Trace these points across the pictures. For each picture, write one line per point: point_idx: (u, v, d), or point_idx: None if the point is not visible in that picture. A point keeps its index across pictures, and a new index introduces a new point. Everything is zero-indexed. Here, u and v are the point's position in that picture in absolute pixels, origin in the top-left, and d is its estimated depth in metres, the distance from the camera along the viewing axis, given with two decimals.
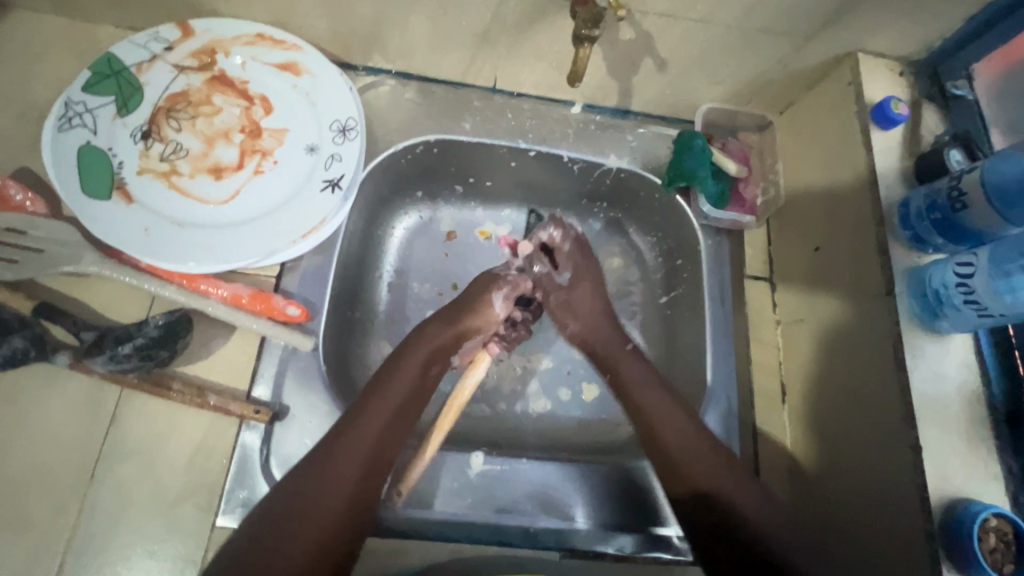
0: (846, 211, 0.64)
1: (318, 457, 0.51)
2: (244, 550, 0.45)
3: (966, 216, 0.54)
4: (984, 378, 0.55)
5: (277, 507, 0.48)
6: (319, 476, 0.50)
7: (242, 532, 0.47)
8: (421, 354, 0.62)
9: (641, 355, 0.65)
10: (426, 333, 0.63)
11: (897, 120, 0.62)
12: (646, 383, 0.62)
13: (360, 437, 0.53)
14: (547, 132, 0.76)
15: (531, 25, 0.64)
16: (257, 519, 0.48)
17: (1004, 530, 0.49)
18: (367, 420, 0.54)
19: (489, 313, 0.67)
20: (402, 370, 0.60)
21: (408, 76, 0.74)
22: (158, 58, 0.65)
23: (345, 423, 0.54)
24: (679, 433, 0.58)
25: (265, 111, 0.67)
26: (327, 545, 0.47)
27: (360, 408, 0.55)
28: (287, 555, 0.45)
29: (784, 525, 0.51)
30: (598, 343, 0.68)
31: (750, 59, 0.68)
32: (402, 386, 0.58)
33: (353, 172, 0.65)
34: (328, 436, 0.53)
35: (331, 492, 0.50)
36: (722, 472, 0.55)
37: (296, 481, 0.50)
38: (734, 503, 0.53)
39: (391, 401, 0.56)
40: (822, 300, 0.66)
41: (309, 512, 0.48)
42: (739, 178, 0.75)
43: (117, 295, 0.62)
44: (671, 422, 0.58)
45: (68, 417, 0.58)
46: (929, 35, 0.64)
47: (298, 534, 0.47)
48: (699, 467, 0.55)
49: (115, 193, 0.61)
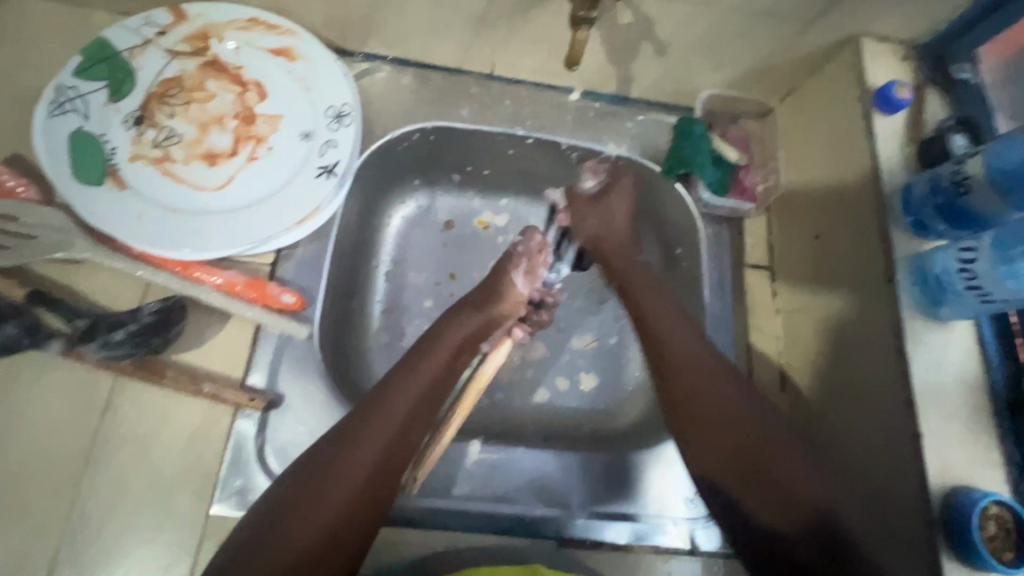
0: (848, 197, 0.63)
1: (332, 445, 0.50)
2: (249, 537, 0.46)
3: (970, 201, 0.53)
4: (986, 365, 0.54)
5: (287, 494, 0.47)
6: (331, 466, 0.49)
7: (260, 510, 0.47)
8: (449, 344, 0.60)
9: (676, 306, 0.62)
10: (451, 325, 0.61)
11: (900, 105, 0.61)
12: (682, 339, 0.59)
13: (382, 422, 0.52)
14: (545, 119, 0.75)
15: (528, 8, 0.63)
16: (267, 505, 0.47)
17: (1004, 518, 0.49)
18: (386, 412, 0.52)
19: (515, 294, 0.65)
20: (429, 359, 0.58)
21: (404, 63, 0.73)
22: (151, 43, 0.65)
23: (365, 413, 0.52)
24: (712, 383, 0.57)
25: (260, 97, 0.66)
26: (334, 538, 0.47)
27: (381, 397, 0.53)
28: (291, 546, 0.45)
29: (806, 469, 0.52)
30: (611, 242, 0.68)
31: (751, 44, 0.67)
32: (425, 376, 0.56)
33: (348, 159, 0.65)
34: (343, 424, 0.52)
35: (348, 474, 0.49)
36: (743, 414, 0.55)
37: (308, 470, 0.49)
38: (773, 461, 0.52)
39: (413, 390, 0.55)
40: (822, 289, 0.65)
41: (317, 504, 0.47)
42: (740, 166, 0.74)
43: (110, 283, 0.62)
44: (708, 383, 0.57)
45: (62, 405, 0.58)
46: (932, 18, 0.63)
47: (305, 525, 0.46)
48: (732, 425, 0.55)
49: (108, 180, 0.61)
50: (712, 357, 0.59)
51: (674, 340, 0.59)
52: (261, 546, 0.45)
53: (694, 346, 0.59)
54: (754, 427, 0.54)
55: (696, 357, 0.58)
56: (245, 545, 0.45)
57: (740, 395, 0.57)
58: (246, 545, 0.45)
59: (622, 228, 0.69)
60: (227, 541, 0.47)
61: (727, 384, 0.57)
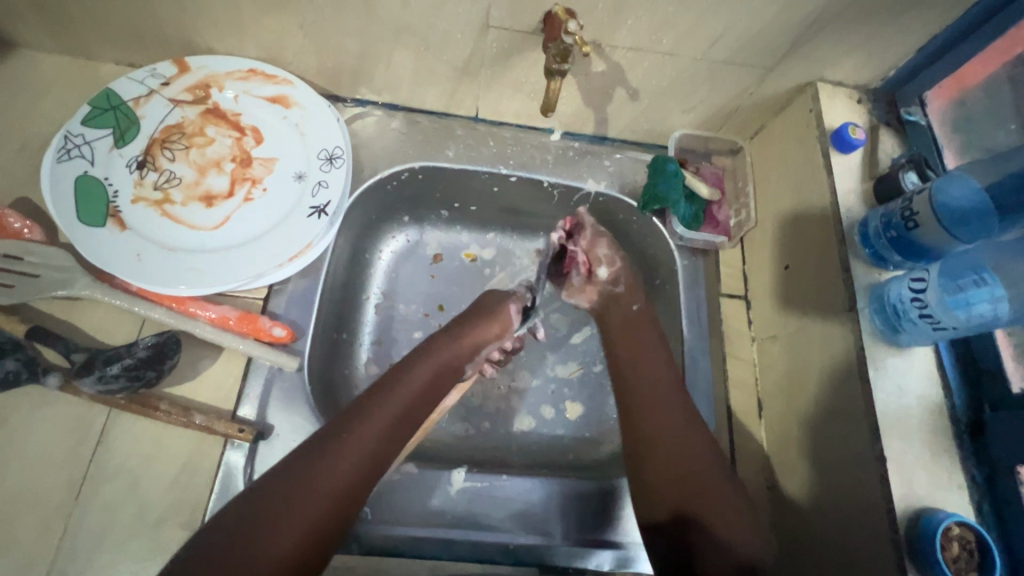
0: (812, 230, 0.67)
1: (305, 457, 0.51)
2: (216, 542, 0.46)
3: (920, 234, 0.57)
4: (946, 390, 0.57)
5: (260, 501, 0.48)
6: (310, 474, 0.50)
7: (228, 515, 0.48)
8: (431, 364, 0.62)
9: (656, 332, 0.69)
10: (435, 351, 0.63)
11: (855, 145, 0.66)
12: (655, 359, 0.65)
13: (365, 433, 0.54)
14: (528, 158, 0.80)
15: (507, 60, 0.68)
16: (238, 510, 0.48)
17: (968, 538, 0.50)
18: (362, 429, 0.54)
19: (506, 322, 0.68)
20: (414, 375, 0.60)
21: (393, 108, 0.78)
22: (155, 93, 0.69)
23: (341, 430, 0.54)
24: (686, 435, 0.59)
25: (256, 142, 0.71)
26: (315, 538, 0.48)
27: (359, 415, 0.55)
28: (262, 556, 0.45)
29: (740, 514, 0.55)
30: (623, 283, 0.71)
31: (716, 90, 0.72)
32: (404, 397, 0.58)
33: (339, 199, 0.68)
34: (322, 433, 0.53)
35: (328, 483, 0.50)
36: (693, 450, 0.58)
37: (281, 478, 0.50)
38: (714, 494, 0.56)
39: (394, 406, 0.57)
40: (791, 317, 0.68)
41: (295, 512, 0.48)
42: (712, 201, 0.79)
43: (108, 319, 0.64)
44: (670, 401, 0.61)
45: (55, 439, 0.59)
46: (882, 67, 0.68)
47: (279, 533, 0.47)
48: (686, 444, 0.58)
49: (109, 221, 0.64)
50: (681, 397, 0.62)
51: (649, 367, 0.65)
52: (229, 553, 0.45)
53: (670, 383, 0.63)
54: (697, 451, 0.58)
55: (673, 406, 0.61)
56: (212, 547, 0.46)
57: (699, 434, 0.59)
58: (223, 543, 0.46)
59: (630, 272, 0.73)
60: (192, 543, 0.47)
61: (694, 429, 0.60)
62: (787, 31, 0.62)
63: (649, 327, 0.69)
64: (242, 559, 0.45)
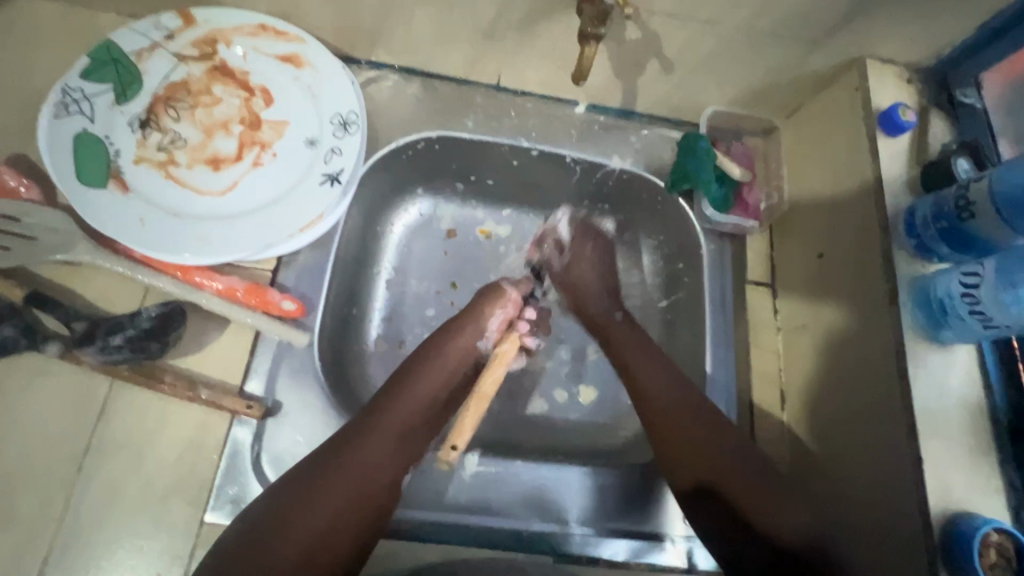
0: (850, 217, 0.63)
1: (312, 470, 0.49)
2: (261, 515, 0.47)
3: (975, 224, 0.53)
4: (986, 390, 0.54)
5: (272, 507, 0.47)
6: (350, 450, 0.51)
7: (272, 492, 0.49)
8: (458, 345, 0.63)
9: (639, 336, 0.66)
10: (460, 330, 0.64)
11: (905, 128, 0.61)
12: (646, 359, 0.63)
13: (397, 410, 0.55)
14: (550, 131, 0.75)
15: (535, 24, 0.63)
16: (281, 487, 0.49)
17: (1005, 545, 0.48)
18: (393, 412, 0.55)
19: (506, 297, 0.68)
20: (443, 354, 0.61)
21: (410, 72, 0.74)
22: (159, 47, 0.65)
23: (370, 419, 0.54)
24: (692, 426, 0.57)
25: (266, 103, 0.66)
26: (355, 505, 0.49)
27: (389, 400, 0.56)
28: (304, 528, 0.46)
29: (784, 501, 0.52)
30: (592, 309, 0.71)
31: (757, 64, 0.67)
32: (435, 380, 0.60)
33: (353, 167, 0.64)
34: (361, 413, 0.55)
35: (368, 457, 0.52)
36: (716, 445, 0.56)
37: (287, 492, 0.48)
38: (748, 484, 0.53)
39: (424, 388, 0.58)
40: (822, 308, 0.65)
41: (337, 483, 0.49)
42: (743, 183, 0.74)
43: (110, 286, 0.61)
44: (671, 399, 0.59)
45: (55, 411, 0.57)
46: (938, 44, 0.63)
47: (296, 531, 0.46)
48: (694, 434, 0.56)
49: (111, 182, 0.61)
50: (678, 383, 0.60)
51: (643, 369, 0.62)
52: (256, 541, 0.45)
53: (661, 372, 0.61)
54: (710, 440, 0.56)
55: (673, 396, 0.59)
56: (259, 520, 0.46)
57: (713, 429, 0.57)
58: (271, 514, 0.46)
59: (598, 282, 0.73)
60: (235, 521, 0.48)
61: (705, 421, 0.57)
62: (842, 1, 0.58)
63: (628, 332, 0.67)
64: (290, 528, 0.46)
